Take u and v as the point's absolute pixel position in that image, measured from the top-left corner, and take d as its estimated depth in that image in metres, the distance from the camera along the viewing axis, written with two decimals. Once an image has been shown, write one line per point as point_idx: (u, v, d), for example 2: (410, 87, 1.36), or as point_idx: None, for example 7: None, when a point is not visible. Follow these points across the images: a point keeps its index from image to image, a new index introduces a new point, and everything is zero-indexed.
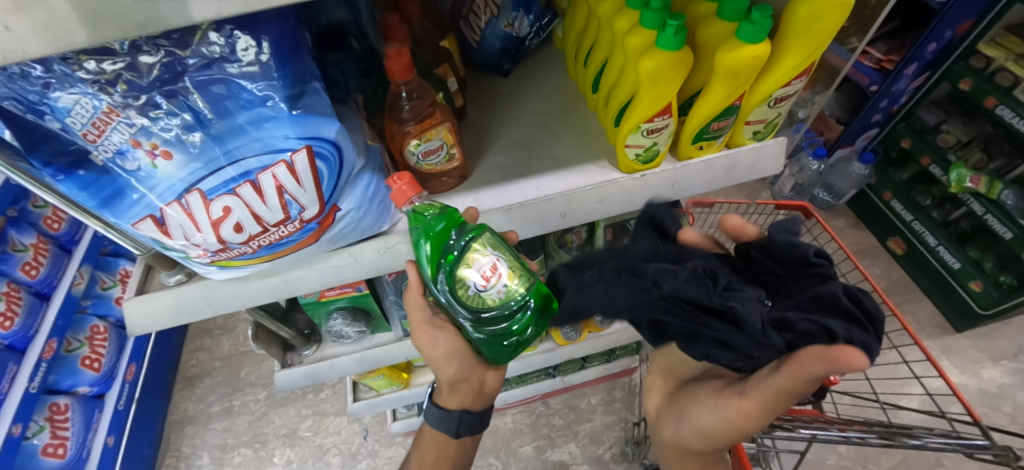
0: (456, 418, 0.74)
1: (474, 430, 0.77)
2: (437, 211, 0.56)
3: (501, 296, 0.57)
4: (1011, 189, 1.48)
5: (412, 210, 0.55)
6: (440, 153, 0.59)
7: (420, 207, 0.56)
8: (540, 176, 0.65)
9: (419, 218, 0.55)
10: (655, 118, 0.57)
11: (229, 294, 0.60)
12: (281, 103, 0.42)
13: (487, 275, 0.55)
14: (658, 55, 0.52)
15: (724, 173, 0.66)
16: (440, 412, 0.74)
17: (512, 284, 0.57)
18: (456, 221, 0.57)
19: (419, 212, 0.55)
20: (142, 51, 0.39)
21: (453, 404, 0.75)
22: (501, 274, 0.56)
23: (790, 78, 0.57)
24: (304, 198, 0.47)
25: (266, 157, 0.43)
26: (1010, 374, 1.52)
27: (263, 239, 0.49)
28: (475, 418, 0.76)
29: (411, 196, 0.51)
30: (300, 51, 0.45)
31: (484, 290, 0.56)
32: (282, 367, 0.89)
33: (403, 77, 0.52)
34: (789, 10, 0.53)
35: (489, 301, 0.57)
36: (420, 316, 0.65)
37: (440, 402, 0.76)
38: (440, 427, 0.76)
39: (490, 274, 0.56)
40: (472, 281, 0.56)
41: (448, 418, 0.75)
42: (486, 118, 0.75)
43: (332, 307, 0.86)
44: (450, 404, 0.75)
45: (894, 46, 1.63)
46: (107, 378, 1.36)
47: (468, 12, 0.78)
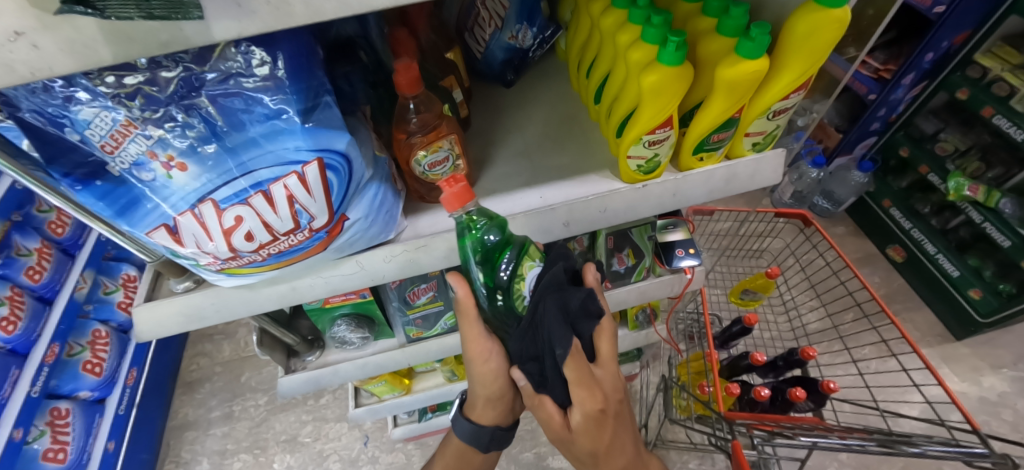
0: (489, 434, 0.71)
1: (501, 443, 0.74)
2: (488, 221, 0.57)
3: None
4: (1009, 198, 1.51)
5: (464, 221, 0.56)
6: (445, 163, 0.61)
7: (470, 217, 0.56)
8: (543, 186, 0.66)
9: (472, 228, 0.56)
10: (657, 130, 0.58)
11: (237, 301, 0.61)
12: (294, 116, 0.43)
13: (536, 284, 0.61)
14: (660, 69, 0.53)
15: (724, 184, 0.67)
16: (471, 426, 0.71)
17: None
18: (506, 232, 0.59)
19: (471, 222, 0.56)
20: (162, 66, 0.40)
21: (486, 419, 0.71)
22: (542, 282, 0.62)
23: (789, 91, 0.58)
24: (314, 208, 0.48)
25: (277, 169, 0.44)
26: (1010, 382, 1.52)
27: (272, 247, 0.50)
28: (505, 434, 0.72)
29: (465, 198, 0.52)
30: (314, 65, 0.46)
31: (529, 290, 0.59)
32: (285, 373, 0.90)
33: (411, 91, 0.53)
34: (786, 27, 0.54)
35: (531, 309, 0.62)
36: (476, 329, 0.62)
37: (471, 416, 0.71)
38: (470, 441, 0.73)
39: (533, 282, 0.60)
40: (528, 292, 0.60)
41: (480, 432, 0.71)
42: (490, 128, 0.77)
43: (336, 314, 0.87)
44: (483, 419, 0.70)
45: (892, 56, 1.68)
46: (108, 383, 1.36)
47: (473, 25, 0.79)
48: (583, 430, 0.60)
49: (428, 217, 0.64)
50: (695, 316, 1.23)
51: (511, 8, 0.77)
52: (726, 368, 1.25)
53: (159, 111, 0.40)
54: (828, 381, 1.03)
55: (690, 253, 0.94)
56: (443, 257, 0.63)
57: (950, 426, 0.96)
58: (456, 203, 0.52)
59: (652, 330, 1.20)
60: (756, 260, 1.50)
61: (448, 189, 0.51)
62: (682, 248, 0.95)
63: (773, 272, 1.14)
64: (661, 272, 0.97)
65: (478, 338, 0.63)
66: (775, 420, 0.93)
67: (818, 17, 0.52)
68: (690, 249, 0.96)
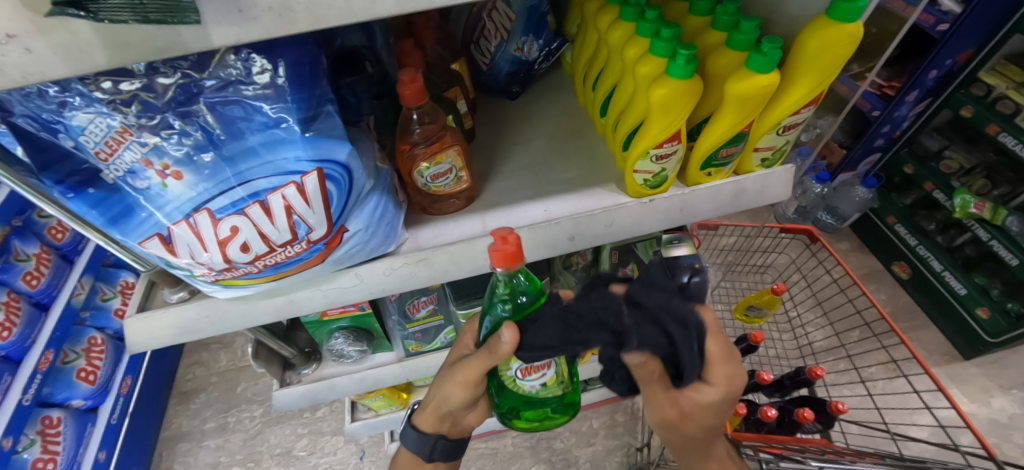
0: (432, 443, 0.70)
1: (448, 455, 0.73)
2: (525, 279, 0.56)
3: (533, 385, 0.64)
4: (1015, 216, 1.49)
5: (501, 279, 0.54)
6: (449, 175, 0.60)
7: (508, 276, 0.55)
8: (548, 199, 0.65)
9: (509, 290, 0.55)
10: (664, 144, 0.57)
11: (233, 313, 0.60)
12: (295, 126, 0.42)
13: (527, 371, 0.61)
14: (669, 83, 0.52)
15: (732, 199, 0.66)
16: (416, 435, 0.70)
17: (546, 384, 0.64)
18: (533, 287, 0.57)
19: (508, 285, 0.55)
20: (160, 72, 0.39)
21: (430, 426, 0.70)
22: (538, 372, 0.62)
23: (800, 106, 0.57)
24: (312, 219, 0.46)
25: (276, 179, 0.43)
26: (1021, 403, 1.50)
27: (269, 259, 0.48)
28: (451, 444, 0.71)
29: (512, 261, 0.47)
30: (317, 76, 0.45)
31: (523, 380, 0.62)
32: (281, 386, 0.89)
33: (415, 102, 0.51)
34: (797, 43, 0.53)
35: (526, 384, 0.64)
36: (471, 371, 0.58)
37: (419, 425, 0.71)
38: (413, 449, 0.71)
39: (530, 373, 0.61)
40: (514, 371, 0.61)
41: (423, 441, 0.70)
42: (495, 140, 0.76)
43: (334, 327, 0.85)
44: (426, 427, 0.70)
45: (894, 73, 1.68)
46: (102, 392, 1.35)
47: (478, 37, 0.79)
48: (713, 405, 0.53)
49: (430, 229, 0.63)
50: None
51: (517, 21, 0.76)
52: None
53: (155, 118, 0.39)
54: (836, 401, 1.01)
55: None
56: (445, 272, 0.61)
57: (962, 450, 0.93)
58: (504, 263, 0.46)
59: None
60: (760, 276, 1.49)
61: (498, 245, 0.46)
62: None
63: (779, 288, 1.14)
64: None
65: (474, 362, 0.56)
66: (779, 442, 0.95)
67: (831, 32, 0.50)
68: None
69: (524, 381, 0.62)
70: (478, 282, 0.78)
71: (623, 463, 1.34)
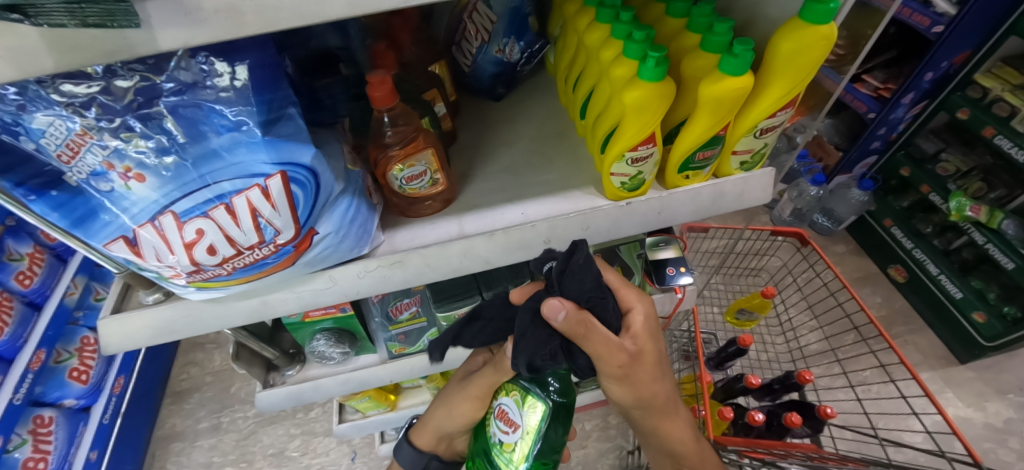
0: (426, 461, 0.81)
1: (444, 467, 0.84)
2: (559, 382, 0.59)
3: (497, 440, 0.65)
4: (1011, 219, 1.48)
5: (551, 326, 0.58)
6: (423, 178, 0.59)
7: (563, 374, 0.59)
8: (526, 201, 0.65)
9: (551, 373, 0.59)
10: (640, 146, 0.57)
11: (208, 315, 0.59)
12: (255, 128, 0.41)
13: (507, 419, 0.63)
14: (641, 86, 0.51)
15: (711, 202, 0.65)
16: (412, 451, 0.82)
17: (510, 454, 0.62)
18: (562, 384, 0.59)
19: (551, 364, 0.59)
20: (118, 75, 0.39)
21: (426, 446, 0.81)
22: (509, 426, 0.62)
23: (776, 109, 0.56)
24: (279, 221, 0.46)
25: (240, 181, 0.43)
26: (1016, 407, 1.50)
27: (237, 261, 0.48)
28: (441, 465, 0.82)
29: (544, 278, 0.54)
30: (280, 79, 0.45)
31: (496, 419, 0.65)
32: (264, 387, 0.89)
33: (386, 104, 0.50)
34: (771, 45, 0.53)
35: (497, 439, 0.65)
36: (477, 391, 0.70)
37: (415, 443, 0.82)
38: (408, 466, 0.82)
39: (503, 420, 0.64)
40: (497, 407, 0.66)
41: (419, 459, 0.82)
42: (478, 142, 0.75)
43: (317, 328, 0.85)
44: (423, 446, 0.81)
45: (891, 75, 1.71)
46: (95, 391, 1.35)
47: (460, 38, 0.77)
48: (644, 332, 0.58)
49: (407, 231, 0.63)
50: (689, 336, 1.21)
51: (499, 22, 0.75)
52: (721, 391, 1.20)
53: (116, 121, 0.39)
54: (826, 406, 1.02)
55: (683, 271, 0.93)
56: (421, 275, 0.61)
57: (949, 457, 0.92)
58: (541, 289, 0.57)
59: None
60: (753, 279, 1.49)
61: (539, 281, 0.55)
62: (674, 266, 0.93)
63: (770, 291, 1.14)
64: (652, 292, 0.95)
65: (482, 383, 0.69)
66: (766, 447, 0.95)
67: (804, 34, 0.50)
68: (682, 267, 0.94)
69: (495, 423, 0.65)
70: (459, 283, 0.76)
71: (614, 465, 1.36)
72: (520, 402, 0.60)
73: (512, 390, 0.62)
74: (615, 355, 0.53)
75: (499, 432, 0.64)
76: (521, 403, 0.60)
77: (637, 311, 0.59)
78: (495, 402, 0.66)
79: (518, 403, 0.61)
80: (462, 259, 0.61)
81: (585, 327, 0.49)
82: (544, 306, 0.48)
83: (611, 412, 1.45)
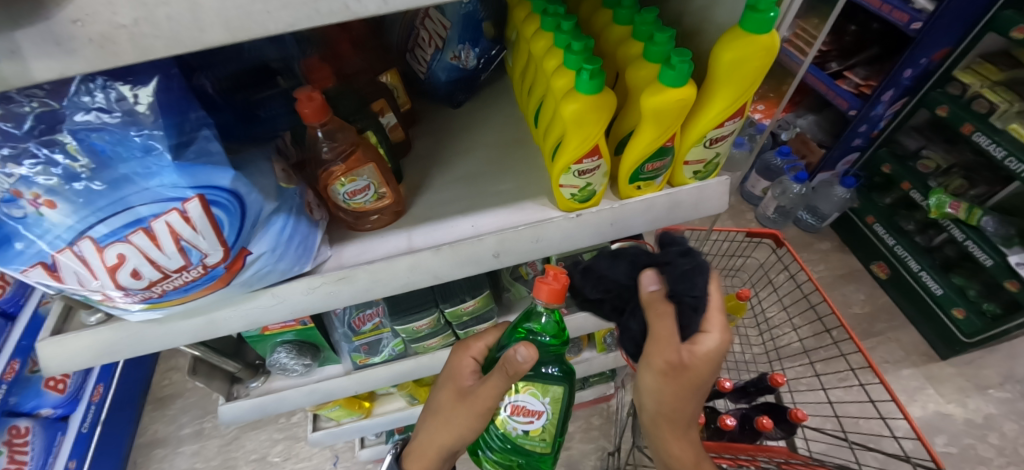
0: None
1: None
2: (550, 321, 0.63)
3: (514, 430, 0.69)
4: (990, 216, 1.49)
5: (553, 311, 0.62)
6: (368, 192, 0.58)
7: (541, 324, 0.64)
8: (478, 214, 0.64)
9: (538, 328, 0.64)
10: (585, 159, 0.56)
11: (150, 334, 0.59)
12: (164, 153, 0.40)
13: (524, 410, 0.67)
14: (579, 98, 0.50)
15: (665, 213, 0.64)
16: None
17: (532, 435, 0.69)
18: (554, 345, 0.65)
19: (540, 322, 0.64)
20: (15, 102, 0.38)
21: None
22: (529, 412, 0.67)
23: (723, 119, 0.55)
24: (204, 245, 0.44)
25: (156, 205, 0.41)
26: (996, 403, 1.51)
27: (166, 284, 0.47)
28: None
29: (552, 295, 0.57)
30: (190, 100, 0.44)
31: (510, 417, 0.68)
32: (226, 400, 0.88)
33: (317, 120, 0.48)
34: (713, 55, 0.51)
35: (511, 429, 0.69)
36: (487, 404, 0.65)
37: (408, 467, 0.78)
38: None
39: (519, 414, 0.67)
40: (503, 406, 0.68)
41: None
42: (433, 151, 0.74)
43: (277, 340, 0.83)
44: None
45: (873, 72, 1.69)
46: (73, 400, 1.32)
47: (414, 45, 0.76)
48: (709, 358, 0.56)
49: (354, 246, 0.61)
50: None
51: (453, 28, 0.73)
52: None
53: (17, 148, 0.38)
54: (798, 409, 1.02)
55: None
56: (368, 292, 0.60)
57: (914, 461, 0.90)
58: (550, 298, 0.57)
59: (620, 353, 1.22)
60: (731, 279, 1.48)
61: (550, 282, 0.56)
62: None
63: (744, 294, 1.14)
64: None
65: (490, 394, 0.64)
66: (735, 453, 0.97)
67: (745, 43, 0.49)
68: None
69: (509, 419, 0.68)
70: (416, 295, 0.75)
71: (596, 466, 1.35)
72: (543, 391, 0.66)
73: (524, 385, 0.66)
74: (666, 352, 0.55)
75: (516, 425, 0.68)
76: (542, 392, 0.66)
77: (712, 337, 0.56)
78: (501, 403, 0.67)
79: (538, 393, 0.66)
80: (410, 275, 0.60)
81: (658, 309, 0.55)
82: (644, 273, 0.56)
83: (594, 413, 1.45)
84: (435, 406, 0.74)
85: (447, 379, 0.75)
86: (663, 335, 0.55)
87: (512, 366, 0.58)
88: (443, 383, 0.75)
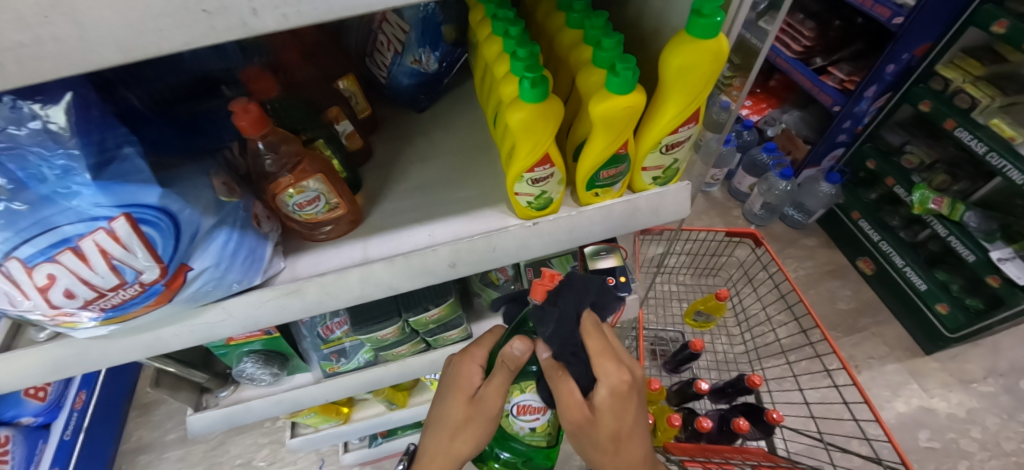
0: None
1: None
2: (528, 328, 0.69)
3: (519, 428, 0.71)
4: (972, 211, 1.48)
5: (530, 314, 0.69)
6: (318, 203, 0.57)
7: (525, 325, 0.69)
8: (435, 223, 0.63)
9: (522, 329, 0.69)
10: (537, 167, 0.55)
11: (101, 350, 0.57)
12: (84, 173, 0.39)
13: (528, 409, 0.69)
14: (524, 107, 0.49)
15: (625, 219, 0.63)
16: None
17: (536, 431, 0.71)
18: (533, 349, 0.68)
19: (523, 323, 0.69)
20: None
21: None
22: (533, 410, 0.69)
23: (677, 124, 0.54)
24: (138, 263, 0.43)
25: (83, 224, 0.40)
26: (979, 397, 1.51)
27: (103, 303, 0.46)
28: None
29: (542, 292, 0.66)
30: (110, 119, 0.43)
31: (515, 417, 0.70)
32: (195, 411, 0.87)
33: (255, 131, 0.47)
34: (662, 60, 0.50)
35: (515, 426, 0.71)
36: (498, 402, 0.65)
37: None
38: None
39: (524, 413, 0.69)
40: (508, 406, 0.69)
41: None
42: (394, 157, 0.73)
43: (244, 351, 0.82)
44: None
45: (857, 68, 1.67)
46: (53, 408, 1.30)
47: (373, 50, 0.74)
48: (609, 405, 0.61)
49: (309, 257, 0.61)
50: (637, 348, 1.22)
51: (412, 32, 0.71)
52: (675, 394, 1.20)
53: None
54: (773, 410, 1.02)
55: (621, 282, 0.88)
56: (321, 304, 0.59)
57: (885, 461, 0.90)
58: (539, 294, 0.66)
59: None
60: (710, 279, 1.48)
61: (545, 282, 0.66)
62: (613, 276, 0.89)
63: (723, 294, 1.13)
64: None
65: (499, 390, 0.64)
66: (706, 457, 0.97)
67: (692, 48, 0.48)
68: (622, 277, 0.90)
69: (515, 418, 0.70)
70: (378, 305, 0.74)
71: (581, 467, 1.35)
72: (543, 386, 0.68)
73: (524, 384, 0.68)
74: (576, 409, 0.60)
75: (522, 425, 0.70)
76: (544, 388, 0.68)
77: (605, 385, 0.61)
78: (506, 407, 0.69)
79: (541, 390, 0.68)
80: (364, 286, 0.59)
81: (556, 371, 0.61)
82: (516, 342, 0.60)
83: None
84: (436, 418, 0.70)
85: (447, 392, 0.70)
86: (571, 402, 0.60)
87: (510, 360, 0.61)
88: (444, 396, 0.70)
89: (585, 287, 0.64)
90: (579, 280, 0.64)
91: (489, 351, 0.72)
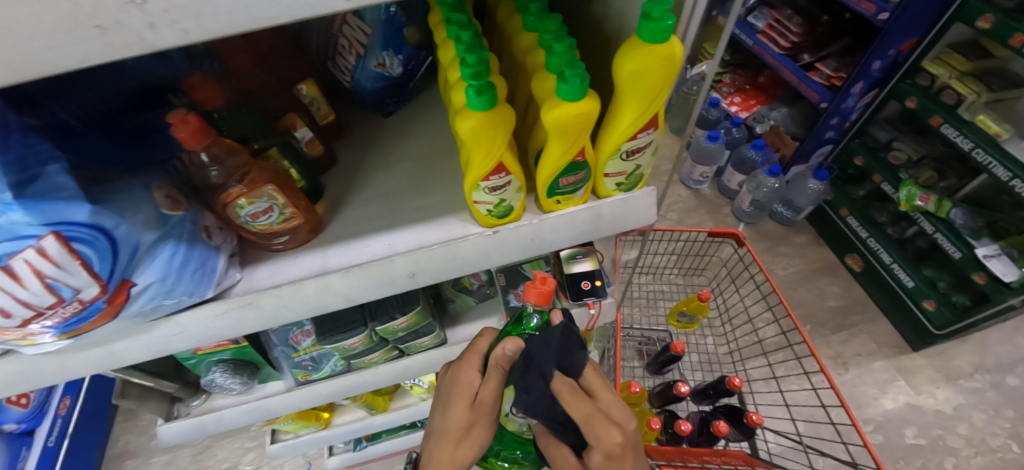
0: None
1: None
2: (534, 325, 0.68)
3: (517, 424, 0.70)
4: (958, 208, 1.47)
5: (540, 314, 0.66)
6: (271, 214, 0.55)
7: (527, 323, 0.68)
8: (396, 231, 0.62)
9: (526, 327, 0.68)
10: (492, 175, 0.54)
11: (48, 369, 0.55)
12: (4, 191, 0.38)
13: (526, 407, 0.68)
14: (474, 115, 0.48)
15: (590, 226, 0.62)
16: None
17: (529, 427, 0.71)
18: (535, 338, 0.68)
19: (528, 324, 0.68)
20: None
21: None
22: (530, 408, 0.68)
23: (635, 130, 0.53)
24: (75, 281, 0.42)
25: (9, 243, 0.38)
26: (966, 394, 1.51)
27: (41, 322, 0.44)
28: None
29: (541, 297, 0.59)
30: (32, 135, 0.43)
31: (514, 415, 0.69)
32: (164, 421, 0.86)
33: (196, 142, 0.46)
34: (615, 66, 0.49)
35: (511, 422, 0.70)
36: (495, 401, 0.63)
37: None
38: None
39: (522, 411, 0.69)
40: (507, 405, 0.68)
41: None
42: (359, 163, 0.72)
43: (213, 360, 0.81)
44: None
45: (845, 64, 1.65)
46: (37, 414, 1.28)
47: (335, 53, 0.72)
48: None
49: (266, 268, 0.60)
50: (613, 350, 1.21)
51: (375, 34, 0.70)
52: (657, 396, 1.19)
53: None
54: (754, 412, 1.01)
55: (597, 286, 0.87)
56: (278, 316, 0.58)
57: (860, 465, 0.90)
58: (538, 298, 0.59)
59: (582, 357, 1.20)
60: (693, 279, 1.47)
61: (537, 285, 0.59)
62: (588, 280, 0.87)
63: (705, 295, 1.12)
64: (568, 305, 0.91)
65: (494, 386, 0.62)
66: (684, 460, 0.94)
67: (644, 53, 0.47)
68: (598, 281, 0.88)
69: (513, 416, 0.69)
70: (345, 315, 0.74)
71: None
72: None
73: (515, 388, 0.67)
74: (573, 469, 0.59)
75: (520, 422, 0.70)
76: None
77: (599, 451, 0.53)
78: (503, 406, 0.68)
79: None
80: (322, 298, 0.58)
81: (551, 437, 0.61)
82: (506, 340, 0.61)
83: None
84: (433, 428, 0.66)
85: (446, 397, 0.67)
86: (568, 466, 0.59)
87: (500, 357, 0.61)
88: (444, 403, 0.66)
89: (553, 337, 0.58)
90: (537, 345, 0.58)
91: (484, 355, 0.69)
